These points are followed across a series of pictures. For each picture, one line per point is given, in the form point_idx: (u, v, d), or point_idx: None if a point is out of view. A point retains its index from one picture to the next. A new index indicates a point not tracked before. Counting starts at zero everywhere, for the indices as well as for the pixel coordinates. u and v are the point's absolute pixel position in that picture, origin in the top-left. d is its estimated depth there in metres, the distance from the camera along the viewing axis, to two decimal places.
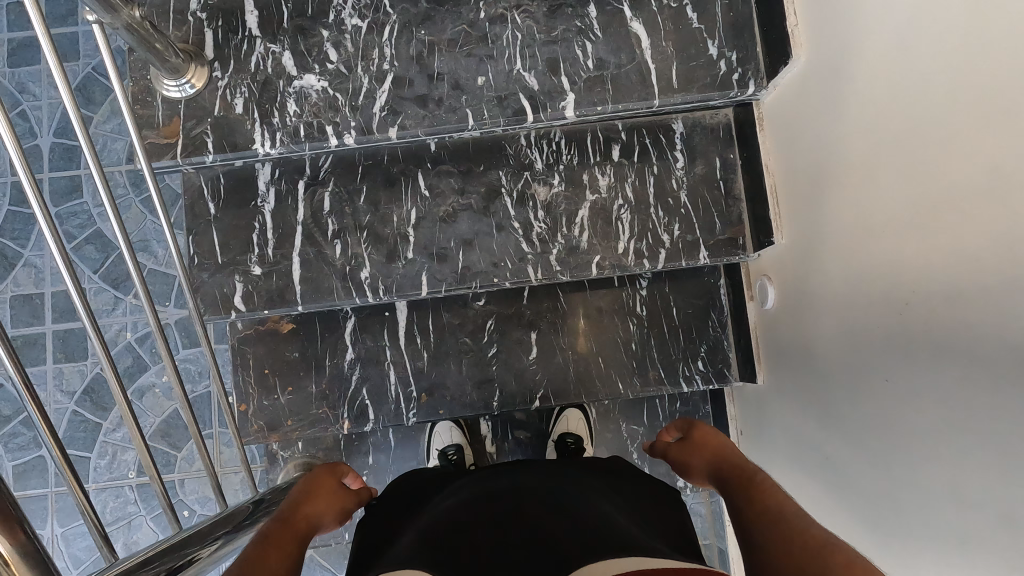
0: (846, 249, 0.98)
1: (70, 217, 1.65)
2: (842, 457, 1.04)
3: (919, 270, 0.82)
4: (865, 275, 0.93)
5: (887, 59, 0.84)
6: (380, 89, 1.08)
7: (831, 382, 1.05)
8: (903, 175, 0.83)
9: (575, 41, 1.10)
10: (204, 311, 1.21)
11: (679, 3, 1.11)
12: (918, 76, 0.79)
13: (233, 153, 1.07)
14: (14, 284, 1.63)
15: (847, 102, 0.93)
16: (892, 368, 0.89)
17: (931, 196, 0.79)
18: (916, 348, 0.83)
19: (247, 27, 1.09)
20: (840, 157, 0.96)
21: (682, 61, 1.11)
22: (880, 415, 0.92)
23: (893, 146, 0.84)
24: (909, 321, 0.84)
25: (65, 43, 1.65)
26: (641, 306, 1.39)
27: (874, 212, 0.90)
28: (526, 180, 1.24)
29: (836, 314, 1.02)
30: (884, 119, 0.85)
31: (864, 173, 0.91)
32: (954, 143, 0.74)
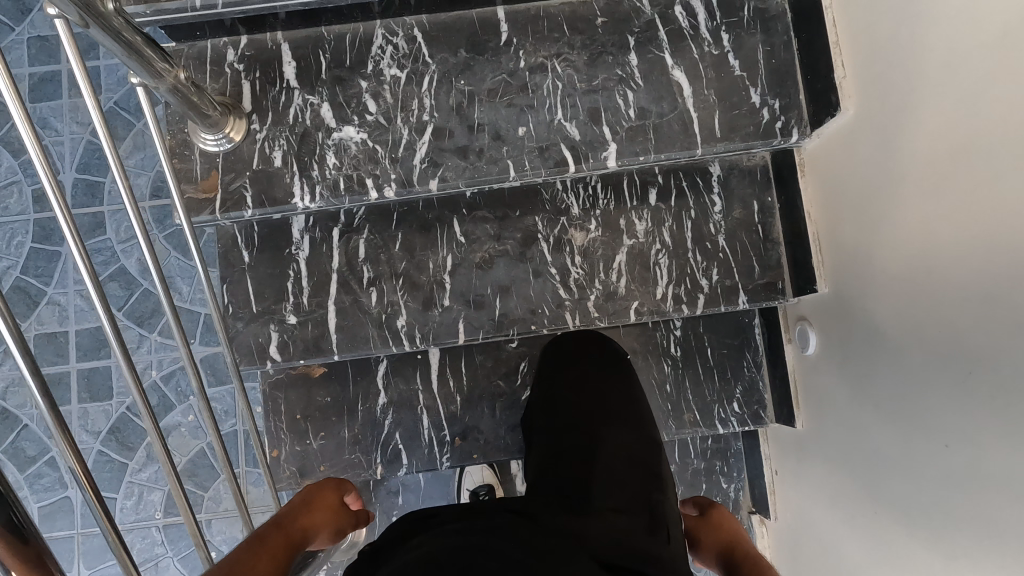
0: (896, 293, 0.96)
1: (93, 253, 1.64)
2: (894, 484, 1.00)
3: (976, 303, 0.79)
4: (921, 293, 0.90)
5: (940, 67, 0.83)
6: (420, 140, 1.07)
7: (883, 406, 1.02)
8: (964, 179, 0.81)
9: (617, 90, 1.09)
10: (239, 361, 1.20)
11: (720, 50, 1.10)
12: (972, 109, 0.78)
13: (272, 208, 1.06)
14: (37, 323, 1.62)
15: (900, 115, 0.91)
16: (952, 383, 0.85)
17: (989, 225, 0.77)
18: (981, 356, 0.79)
19: (286, 78, 1.08)
20: (893, 172, 0.94)
21: (724, 109, 1.09)
22: (939, 432, 0.89)
23: (948, 180, 0.83)
24: (973, 327, 0.80)
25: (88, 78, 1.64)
26: (675, 346, 1.38)
27: (931, 226, 0.87)
28: (563, 225, 1.23)
29: (887, 334, 0.99)
30: (939, 155, 0.84)
31: (916, 213, 0.90)
32: (1013, 167, 0.72)
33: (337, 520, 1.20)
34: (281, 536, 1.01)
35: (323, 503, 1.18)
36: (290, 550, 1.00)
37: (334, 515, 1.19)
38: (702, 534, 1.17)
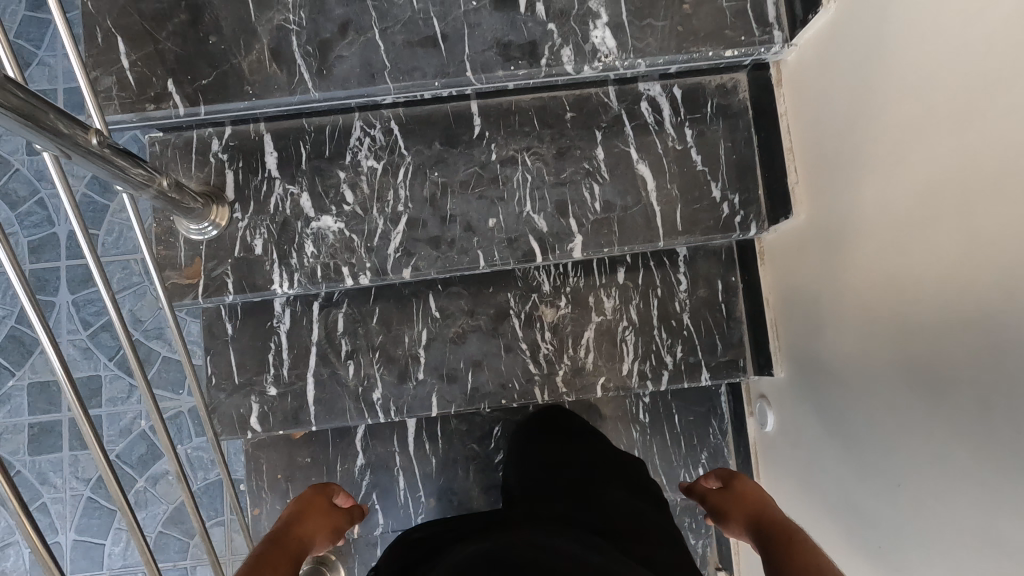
0: (841, 357, 0.99)
1: (86, 304, 1.70)
2: (888, 532, 0.90)
3: (906, 357, 0.83)
4: (906, 320, 0.82)
5: (909, 78, 0.79)
6: (394, 230, 1.12)
7: (866, 451, 0.94)
8: (946, 183, 0.74)
9: (584, 184, 1.14)
10: (221, 431, 1.25)
11: (684, 145, 1.15)
12: (896, 175, 0.83)
13: (252, 293, 1.12)
14: (32, 372, 1.68)
15: (876, 138, 0.86)
16: (938, 411, 0.77)
17: (915, 280, 0.80)
18: (975, 367, 0.71)
19: (267, 168, 1.13)
20: (876, 196, 0.88)
21: (685, 203, 1.14)
22: (925, 465, 0.81)
23: (880, 241, 0.87)
24: (963, 335, 0.72)
25: None
26: (643, 413, 1.43)
27: (918, 243, 0.79)
28: (534, 302, 1.28)
29: (867, 372, 0.92)
30: (872, 221, 0.89)
31: (854, 279, 0.94)
32: (934, 221, 0.76)
33: (332, 520, 1.17)
34: (283, 552, 0.97)
35: (313, 510, 1.14)
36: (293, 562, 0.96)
37: (328, 518, 1.16)
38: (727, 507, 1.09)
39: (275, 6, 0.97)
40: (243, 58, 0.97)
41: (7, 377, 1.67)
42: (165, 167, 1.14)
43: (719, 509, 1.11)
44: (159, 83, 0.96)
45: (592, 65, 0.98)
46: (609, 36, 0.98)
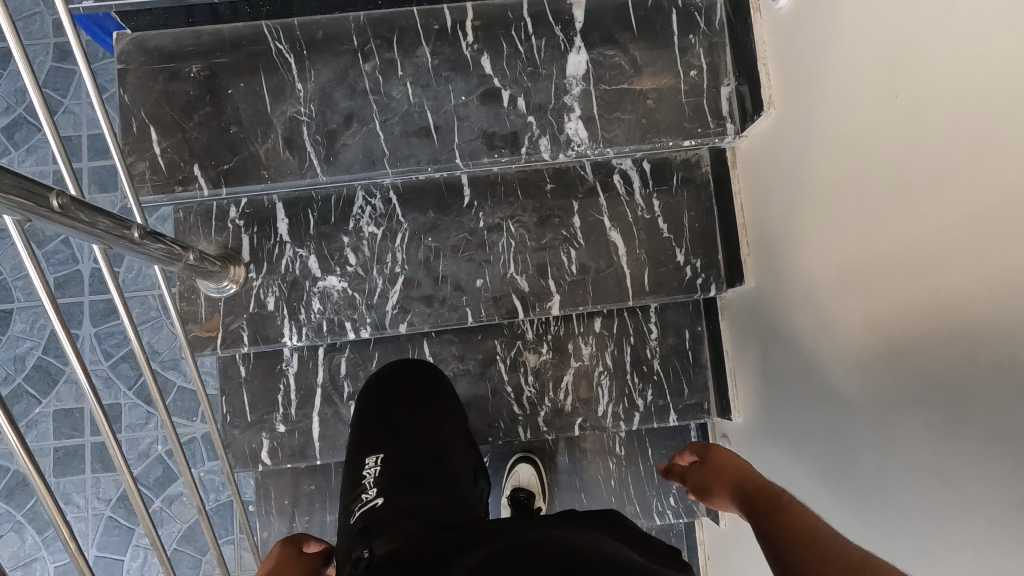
0: (790, 349, 1.09)
1: (107, 336, 1.84)
2: (838, 498, 0.96)
3: (842, 330, 0.92)
4: (865, 331, 0.87)
5: (848, 112, 0.87)
6: (392, 289, 1.26)
7: (828, 439, 0.98)
8: (891, 185, 0.80)
9: (562, 248, 1.27)
10: (235, 464, 1.38)
11: (651, 214, 1.28)
12: (825, 170, 0.94)
13: (265, 344, 1.26)
14: (57, 399, 1.82)
15: (827, 172, 0.93)
16: (893, 402, 0.81)
17: (850, 260, 0.90)
18: (930, 343, 0.74)
19: (279, 233, 1.25)
20: (832, 225, 0.93)
21: (652, 266, 1.28)
22: (885, 456, 0.84)
23: (819, 233, 0.97)
24: (893, 287, 0.81)
25: None
26: (620, 446, 1.56)
27: (877, 252, 0.84)
28: (518, 348, 1.41)
29: (831, 388, 0.96)
30: (810, 217, 0.99)
31: (801, 272, 1.04)
32: (862, 203, 0.86)
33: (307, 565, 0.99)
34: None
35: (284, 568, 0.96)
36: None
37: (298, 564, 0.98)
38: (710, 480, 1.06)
39: (289, 100, 1.11)
40: (260, 146, 1.10)
41: (34, 405, 1.81)
42: (187, 231, 1.26)
43: (701, 485, 1.07)
44: (186, 167, 1.10)
45: (566, 152, 1.13)
46: (582, 127, 1.13)
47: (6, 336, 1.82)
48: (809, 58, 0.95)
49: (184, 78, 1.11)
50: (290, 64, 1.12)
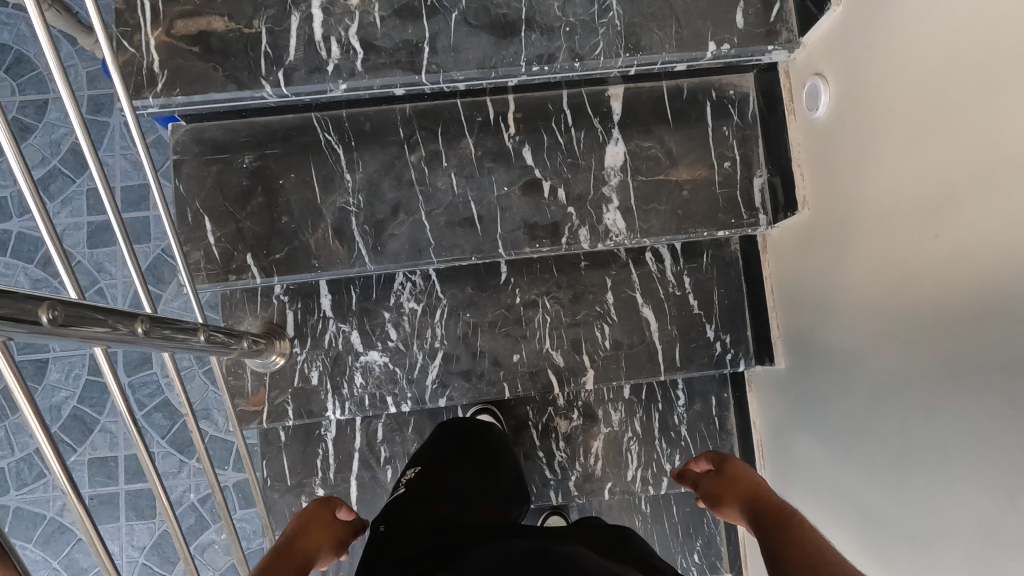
0: (828, 382, 1.10)
1: (141, 386, 1.86)
2: (899, 498, 0.92)
3: (881, 335, 0.94)
4: (919, 380, 0.86)
5: (896, 172, 0.89)
6: (432, 364, 1.30)
7: (874, 443, 0.97)
8: (946, 233, 0.80)
9: (595, 324, 1.32)
10: (275, 527, 1.42)
11: (682, 291, 1.32)
12: (859, 183, 0.97)
13: (309, 417, 1.31)
14: (91, 448, 1.86)
15: (876, 227, 0.94)
16: (954, 445, 0.80)
17: (888, 264, 0.92)
18: (993, 377, 0.73)
19: (322, 309, 1.30)
20: (878, 280, 0.94)
21: (683, 341, 1.32)
22: (946, 499, 0.82)
23: (854, 251, 1.00)
24: (941, 257, 0.81)
25: (138, 227, 1.90)
26: (645, 503, 1.60)
27: (931, 300, 0.83)
28: (549, 414, 1.44)
29: (881, 443, 0.96)
30: (844, 238, 1.02)
31: (834, 298, 1.06)
32: (898, 201, 0.89)
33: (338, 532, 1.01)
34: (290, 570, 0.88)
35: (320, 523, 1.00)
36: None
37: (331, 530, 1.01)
38: (724, 493, 1.02)
39: (338, 191, 1.16)
40: (311, 236, 1.15)
41: (69, 454, 1.85)
42: (232, 308, 1.29)
43: (711, 494, 1.04)
44: (239, 257, 1.14)
45: (605, 243, 1.17)
46: (619, 218, 1.17)
47: (42, 386, 1.85)
48: (847, 121, 0.98)
49: (237, 168, 1.15)
50: (338, 155, 1.16)
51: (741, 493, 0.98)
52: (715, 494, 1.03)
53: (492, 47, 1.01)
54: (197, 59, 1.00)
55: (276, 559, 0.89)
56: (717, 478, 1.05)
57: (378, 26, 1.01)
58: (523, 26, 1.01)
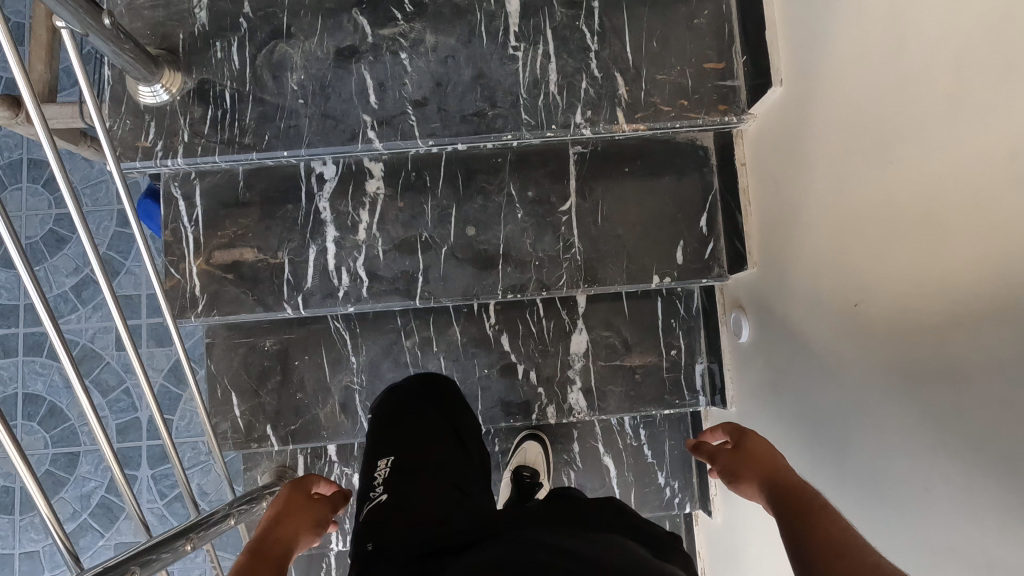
0: (772, 416, 1.16)
1: (162, 478, 2.10)
2: (831, 460, 0.96)
3: (795, 335, 1.06)
4: (868, 370, 0.86)
5: (840, 167, 0.89)
6: None
7: (807, 433, 1.04)
8: (889, 214, 0.80)
9: (564, 470, 1.53)
10: None
11: (638, 442, 1.53)
12: (776, 238, 1.10)
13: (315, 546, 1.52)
14: (118, 533, 2.08)
15: (827, 226, 0.94)
16: (903, 419, 0.79)
17: (799, 276, 1.03)
18: (894, 294, 0.80)
19: (328, 454, 1.51)
20: (799, 276, 1.03)
21: (638, 486, 1.53)
22: (866, 426, 0.87)
23: (779, 292, 1.11)
24: (829, 220, 0.93)
25: (157, 333, 2.10)
26: None
27: (881, 283, 0.82)
28: None
29: (836, 440, 0.95)
30: (771, 300, 1.14)
31: (768, 351, 1.16)
32: (799, 214, 1.02)
33: (317, 513, 1.03)
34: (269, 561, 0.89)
35: (297, 505, 1.03)
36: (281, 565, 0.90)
37: (307, 512, 1.02)
38: (743, 468, 0.93)
39: (345, 371, 1.37)
40: (321, 409, 1.36)
41: (97, 538, 2.08)
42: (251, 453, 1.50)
43: (727, 468, 0.96)
44: (261, 428, 1.36)
45: (569, 416, 1.39)
46: (582, 397, 1.39)
47: (74, 476, 2.09)
48: (793, 131, 1.00)
49: (260, 349, 1.36)
50: (345, 340, 1.37)
51: (761, 465, 0.92)
52: (732, 470, 0.95)
53: (474, 277, 1.23)
54: (232, 284, 1.21)
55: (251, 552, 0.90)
56: (735, 453, 0.97)
57: (381, 258, 1.23)
58: (501, 259, 1.23)
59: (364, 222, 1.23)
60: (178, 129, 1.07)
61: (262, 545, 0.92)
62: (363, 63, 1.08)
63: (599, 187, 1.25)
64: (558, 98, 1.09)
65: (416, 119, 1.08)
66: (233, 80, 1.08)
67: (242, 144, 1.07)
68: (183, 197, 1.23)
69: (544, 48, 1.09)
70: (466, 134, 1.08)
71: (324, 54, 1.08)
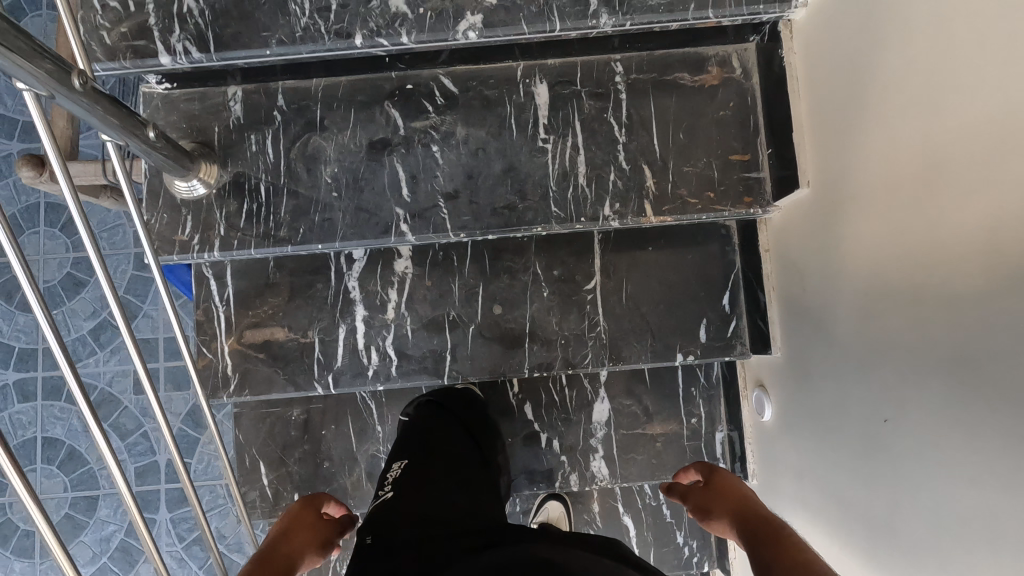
0: (803, 435, 1.13)
1: (181, 521, 2.06)
2: (861, 461, 0.95)
3: (823, 344, 1.05)
4: (907, 396, 0.83)
5: (882, 189, 0.88)
6: None
7: (836, 439, 1.02)
8: (933, 234, 0.78)
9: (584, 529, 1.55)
10: None
11: (657, 502, 1.55)
12: (799, 264, 1.11)
13: None
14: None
15: (864, 256, 0.92)
16: (949, 447, 0.76)
17: (823, 280, 1.04)
18: (924, 271, 0.80)
19: None
20: (824, 280, 1.03)
21: (657, 545, 1.55)
22: (896, 414, 0.86)
23: (804, 309, 1.11)
24: (854, 214, 0.94)
25: (176, 377, 2.03)
26: None
27: (924, 305, 0.80)
28: None
29: (871, 468, 0.92)
30: (796, 326, 1.14)
31: (795, 375, 1.15)
32: (822, 220, 1.02)
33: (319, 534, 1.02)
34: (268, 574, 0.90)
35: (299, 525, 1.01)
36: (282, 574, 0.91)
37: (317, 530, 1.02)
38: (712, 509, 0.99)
39: (371, 440, 1.39)
40: (348, 477, 1.39)
41: None
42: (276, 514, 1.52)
43: (700, 506, 1.01)
44: (288, 496, 1.38)
45: (592, 484, 1.42)
46: (604, 465, 1.41)
47: (93, 520, 1.98)
48: (829, 155, 0.99)
49: (287, 418, 1.38)
50: (370, 409, 1.39)
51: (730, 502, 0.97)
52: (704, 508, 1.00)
53: (501, 356, 1.25)
54: (263, 362, 1.24)
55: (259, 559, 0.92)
56: (706, 490, 1.02)
57: (409, 337, 1.25)
58: (527, 337, 1.25)
59: (392, 301, 1.25)
60: (214, 222, 1.09)
61: (268, 560, 0.92)
62: (395, 155, 1.10)
63: (623, 266, 1.27)
64: (587, 190, 1.11)
65: (448, 212, 1.10)
66: (267, 173, 1.10)
67: (277, 238, 1.09)
68: (214, 276, 1.25)
69: (573, 139, 1.11)
70: (497, 227, 1.10)
71: (357, 146, 1.10)
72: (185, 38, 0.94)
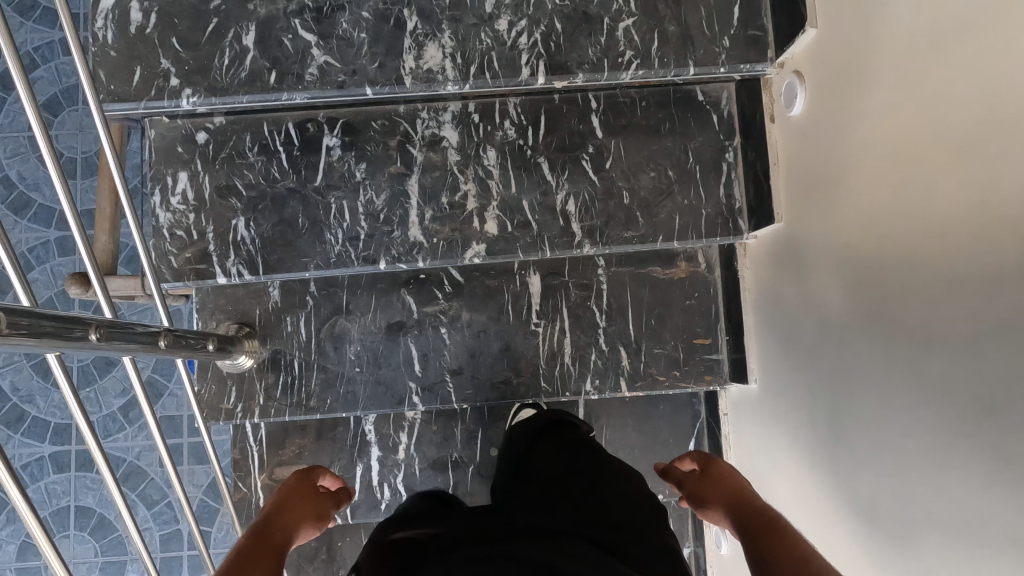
0: (780, 474, 1.16)
1: None
2: (824, 479, 1.00)
3: (788, 387, 1.13)
4: (871, 389, 0.88)
5: (838, 215, 0.96)
6: None
7: (807, 469, 1.06)
8: (897, 233, 0.83)
9: None
10: None
11: None
12: (766, 336, 1.19)
13: None
14: None
15: (822, 288, 1.00)
16: (901, 423, 0.82)
17: (790, 330, 1.11)
18: (870, 286, 0.88)
19: None
20: (790, 327, 1.11)
21: None
22: (851, 426, 0.93)
23: (772, 367, 1.18)
24: (812, 258, 1.03)
25: (196, 451, 2.04)
26: None
27: (874, 310, 0.87)
28: None
29: (836, 484, 0.97)
30: (765, 386, 1.22)
31: (768, 429, 1.22)
32: (789, 277, 1.10)
33: (313, 508, 1.04)
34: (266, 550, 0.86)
35: (297, 498, 1.03)
36: (280, 556, 0.86)
37: (313, 503, 1.04)
38: (710, 490, 0.99)
39: None
40: None
41: None
42: None
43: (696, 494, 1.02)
44: None
45: None
46: None
47: None
48: (806, 171, 1.04)
49: None
50: None
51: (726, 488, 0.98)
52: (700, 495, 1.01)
53: None
54: None
55: (253, 537, 0.88)
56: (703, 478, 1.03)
57: (417, 475, 1.44)
58: None
59: (403, 443, 1.45)
60: (254, 392, 1.29)
61: (263, 532, 0.90)
62: (409, 336, 1.29)
63: (603, 415, 1.46)
64: (572, 367, 1.31)
65: (453, 385, 1.30)
66: (301, 350, 1.29)
67: (308, 406, 1.29)
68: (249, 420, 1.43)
69: (561, 324, 1.31)
70: (494, 398, 1.30)
71: (377, 328, 1.29)
72: (239, 263, 1.14)
